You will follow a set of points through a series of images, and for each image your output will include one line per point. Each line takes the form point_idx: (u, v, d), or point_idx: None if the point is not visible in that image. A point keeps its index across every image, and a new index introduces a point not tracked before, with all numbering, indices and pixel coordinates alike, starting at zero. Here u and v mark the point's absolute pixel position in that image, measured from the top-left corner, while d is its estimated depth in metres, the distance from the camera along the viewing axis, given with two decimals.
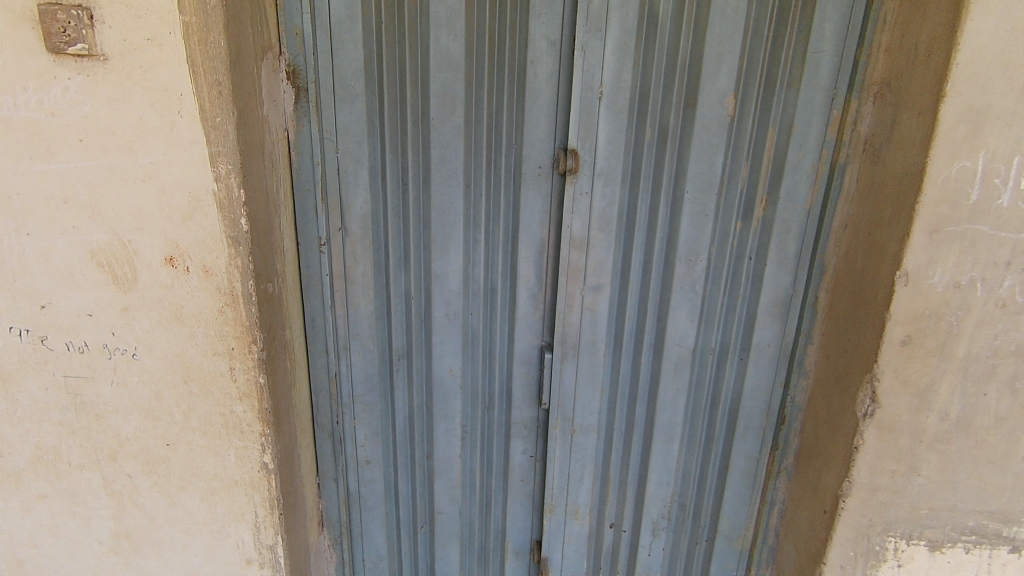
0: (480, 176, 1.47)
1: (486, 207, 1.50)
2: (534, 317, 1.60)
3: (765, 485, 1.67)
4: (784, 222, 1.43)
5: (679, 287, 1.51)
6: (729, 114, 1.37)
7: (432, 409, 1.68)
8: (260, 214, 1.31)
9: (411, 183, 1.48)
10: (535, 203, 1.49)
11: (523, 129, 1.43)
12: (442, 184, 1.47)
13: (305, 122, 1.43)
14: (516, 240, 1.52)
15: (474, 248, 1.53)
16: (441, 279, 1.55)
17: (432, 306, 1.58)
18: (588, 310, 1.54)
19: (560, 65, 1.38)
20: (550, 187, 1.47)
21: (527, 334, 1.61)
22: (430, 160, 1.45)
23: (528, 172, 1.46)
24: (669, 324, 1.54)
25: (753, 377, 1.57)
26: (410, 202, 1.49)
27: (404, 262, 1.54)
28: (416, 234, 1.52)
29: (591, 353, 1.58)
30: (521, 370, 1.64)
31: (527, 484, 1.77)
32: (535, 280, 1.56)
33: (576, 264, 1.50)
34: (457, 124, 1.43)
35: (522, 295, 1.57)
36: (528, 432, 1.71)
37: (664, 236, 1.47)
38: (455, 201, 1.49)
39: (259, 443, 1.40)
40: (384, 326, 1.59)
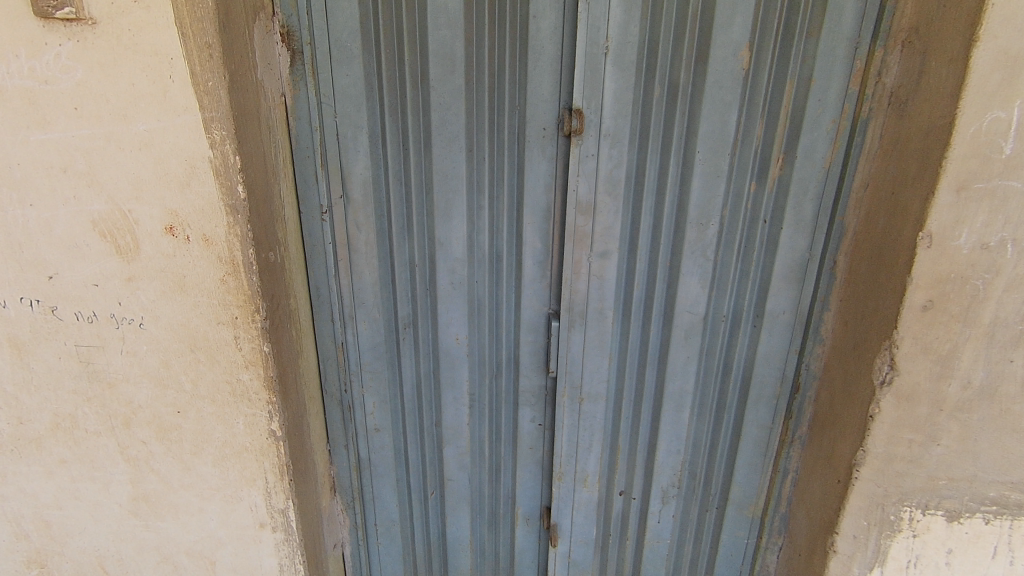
0: (482, 139, 1.42)
1: (489, 172, 1.45)
2: (541, 284, 1.56)
3: (777, 453, 1.64)
4: (802, 183, 1.36)
5: (690, 252, 1.46)
6: (743, 67, 1.29)
7: (439, 378, 1.67)
8: (258, 181, 1.29)
9: (412, 148, 1.44)
10: (541, 167, 1.44)
11: (526, 89, 1.37)
12: (443, 149, 1.43)
13: (302, 87, 1.40)
14: (521, 205, 1.48)
15: (478, 214, 1.50)
16: (446, 247, 1.53)
17: (436, 274, 1.55)
18: (595, 277, 1.50)
19: (564, 19, 1.32)
20: (555, 150, 1.42)
21: (534, 301, 1.58)
22: (431, 123, 1.41)
23: (532, 134, 1.41)
24: (679, 290, 1.50)
25: (766, 344, 1.53)
26: (411, 167, 1.45)
27: (407, 229, 1.51)
28: (418, 200, 1.48)
29: (599, 321, 1.55)
30: (528, 338, 1.63)
31: (536, 452, 1.77)
32: (541, 247, 1.52)
33: (583, 230, 1.45)
34: (458, 84, 1.38)
35: (528, 262, 1.54)
36: (536, 400, 1.70)
37: (674, 199, 1.42)
38: (457, 165, 1.45)
39: (267, 410, 1.42)
40: (389, 294, 1.58)
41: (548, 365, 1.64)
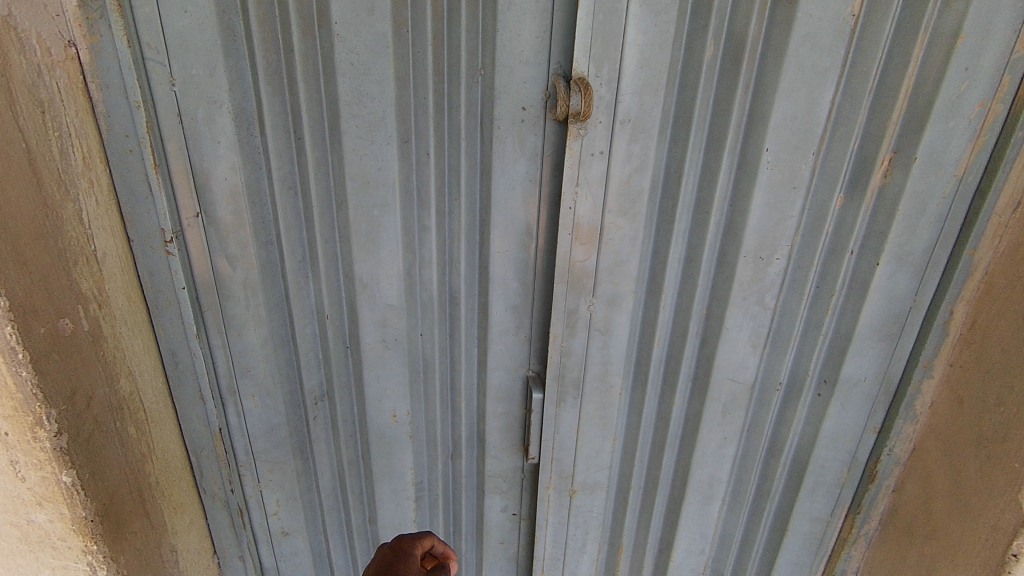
0: (425, 124, 0.90)
1: (437, 176, 0.93)
2: (516, 337, 1.07)
3: (833, 551, 1.23)
4: (918, 200, 0.89)
5: (740, 299, 0.97)
6: (851, 14, 0.79)
7: (369, 465, 1.17)
8: (19, 195, 0.69)
9: (309, 137, 0.88)
10: (518, 168, 0.93)
11: (496, 46, 0.85)
12: (360, 139, 0.89)
13: (105, 29, 0.79)
14: (487, 227, 0.97)
15: (421, 240, 0.98)
16: (372, 289, 1.00)
17: (359, 328, 1.03)
18: (599, 332, 1.01)
19: None
20: (540, 142, 0.92)
21: (506, 362, 1.09)
22: (337, 97, 0.86)
23: (503, 118, 0.89)
24: (719, 351, 1.02)
25: (835, 420, 1.09)
26: (309, 168, 0.90)
27: (308, 264, 0.98)
28: (326, 221, 0.94)
29: (601, 392, 1.07)
30: (498, 411, 1.13)
31: (508, 548, 1.31)
32: (517, 286, 1.02)
33: (582, 268, 0.95)
34: (383, 32, 0.83)
35: (497, 308, 1.03)
36: (509, 486, 1.23)
37: (722, 220, 0.92)
38: (385, 165, 0.91)
39: (85, 562, 0.87)
40: (289, 356, 1.05)
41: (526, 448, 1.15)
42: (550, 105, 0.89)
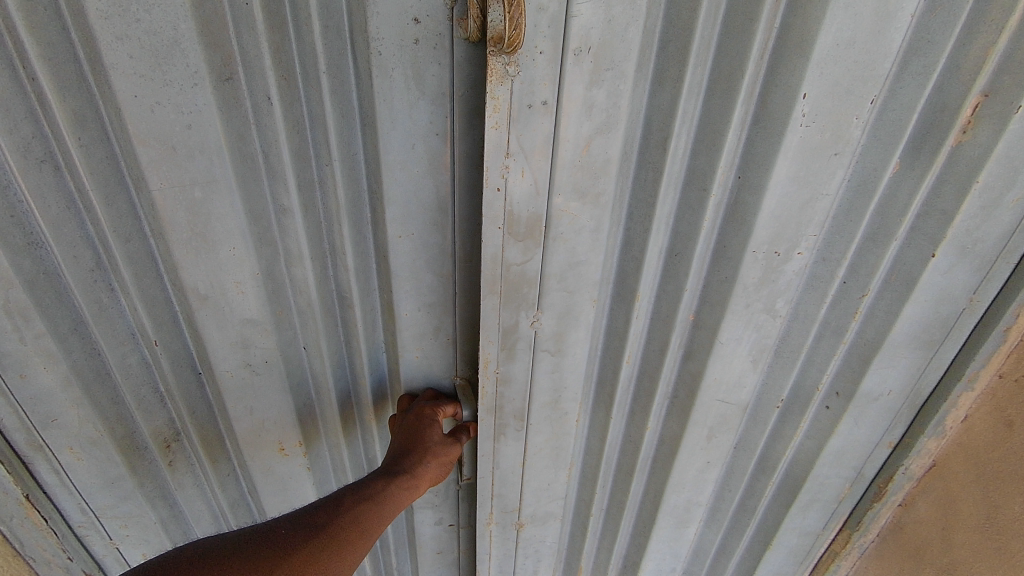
0: (256, 50, 0.56)
1: (288, 131, 0.61)
2: (435, 342, 0.80)
3: (820, 562, 1.06)
4: (1009, 166, 0.61)
5: (740, 307, 0.69)
6: None
7: (260, 501, 0.92)
8: None
9: (49, 78, 0.54)
10: (417, 116, 0.61)
11: None
12: (143, 79, 0.55)
13: None
14: (379, 202, 0.66)
15: (281, 225, 0.68)
16: (215, 301, 0.70)
17: (208, 349, 0.73)
18: (547, 353, 0.72)
19: None
20: (446, 75, 0.60)
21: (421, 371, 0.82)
22: (81, 4, 0.50)
23: (383, 36, 0.56)
24: (707, 370, 0.76)
25: (845, 437, 0.86)
26: (63, 128, 0.57)
27: (106, 269, 0.67)
28: (123, 210, 0.63)
29: (552, 422, 0.80)
30: None
31: (447, 557, 1.10)
32: (429, 281, 0.73)
33: (520, 274, 0.64)
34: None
35: (405, 310, 0.74)
36: (442, 499, 1.00)
37: (726, 201, 0.63)
38: (197, 120, 0.59)
39: None
40: (114, 392, 0.75)
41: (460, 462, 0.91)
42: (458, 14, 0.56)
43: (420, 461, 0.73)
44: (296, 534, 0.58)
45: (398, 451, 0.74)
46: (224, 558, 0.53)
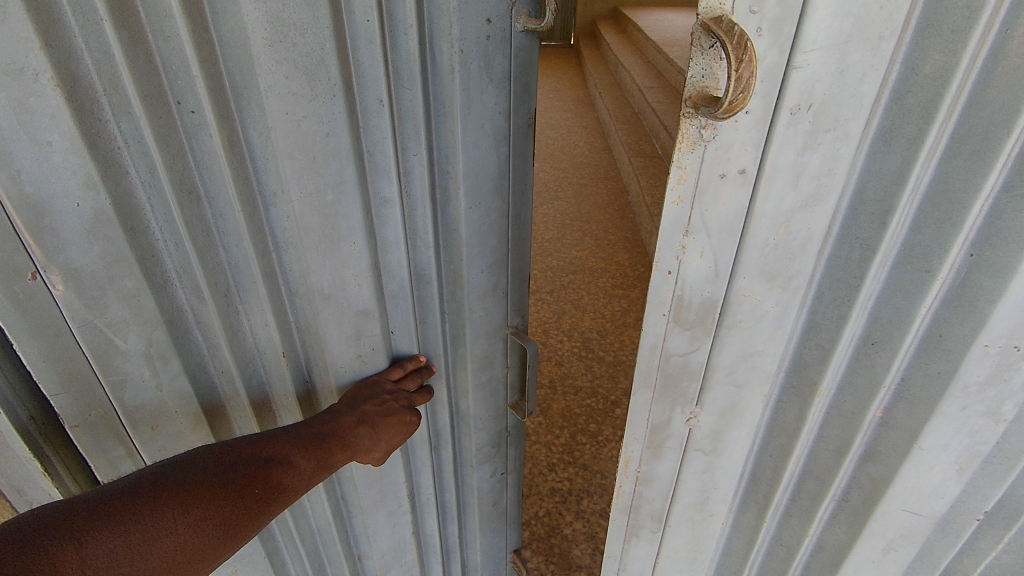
0: (368, 61, 0.65)
1: (391, 131, 0.69)
2: (494, 299, 0.87)
3: None
4: None
5: (951, 410, 0.55)
6: None
7: (354, 505, 0.93)
8: None
9: (210, 109, 0.59)
10: (485, 99, 0.71)
11: None
12: (295, 97, 0.60)
13: None
14: (452, 180, 0.74)
15: (381, 216, 0.74)
16: (336, 300, 0.74)
17: (328, 353, 0.77)
18: (700, 453, 0.61)
19: None
20: (506, 62, 0.71)
21: (487, 330, 0.89)
22: (249, 37, 0.56)
23: (463, 35, 0.65)
24: (898, 477, 0.61)
25: None
26: (220, 157, 0.62)
27: (235, 290, 0.71)
28: (252, 229, 0.67)
29: (695, 525, 0.69)
30: (482, 379, 0.93)
31: (500, 504, 1.13)
32: (493, 242, 0.81)
33: (682, 366, 0.54)
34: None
35: (472, 276, 0.82)
36: (495, 449, 1.03)
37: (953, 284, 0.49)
38: (334, 131, 0.64)
39: None
40: (229, 414, 0.79)
41: (518, 403, 0.99)
42: (516, 10, 0.68)
43: (367, 439, 0.74)
44: (254, 497, 0.62)
45: (355, 423, 0.73)
46: (137, 496, 0.55)
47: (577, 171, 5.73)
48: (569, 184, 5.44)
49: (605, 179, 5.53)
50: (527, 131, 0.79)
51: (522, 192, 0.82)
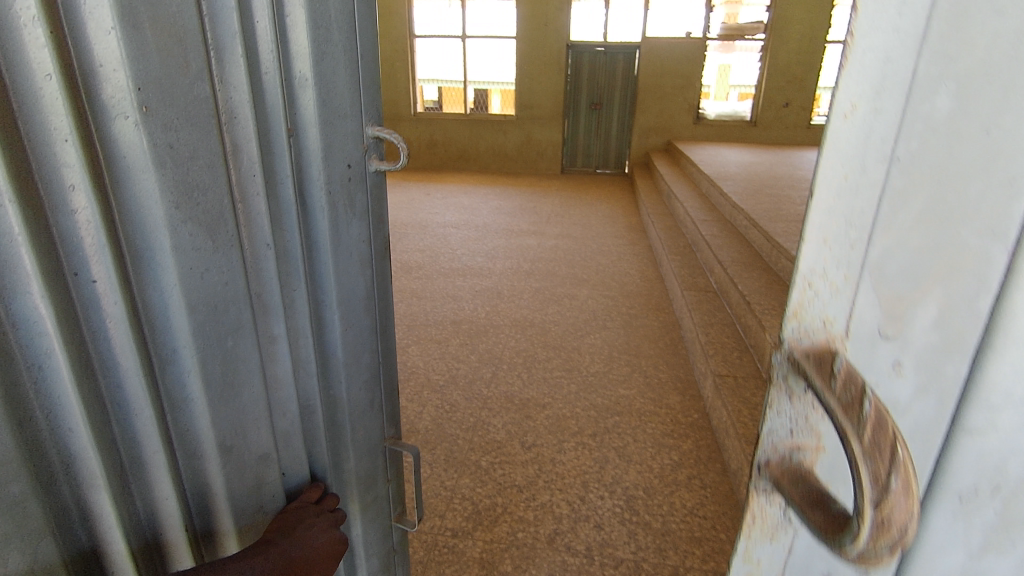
0: (256, 210, 0.98)
1: (281, 248, 1.05)
2: (364, 356, 1.24)
3: None
4: None
5: None
6: None
7: None
8: None
9: (111, 272, 0.78)
10: (351, 230, 1.14)
11: (322, 113, 1.02)
12: (197, 249, 0.86)
13: None
14: (325, 272, 1.12)
15: (262, 310, 1.03)
16: (223, 390, 0.95)
17: (199, 443, 0.95)
18: None
19: (362, 65, 1.09)
20: (365, 199, 1.16)
21: (353, 381, 1.23)
22: (161, 212, 0.80)
23: (333, 177, 1.07)
24: None
25: None
26: (118, 304, 0.80)
27: (136, 428, 0.87)
28: (147, 373, 0.87)
29: None
30: (358, 413, 1.27)
31: (387, 522, 1.45)
32: (364, 317, 1.22)
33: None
34: (249, 135, 0.93)
35: (340, 335, 1.18)
36: (366, 474, 1.33)
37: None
38: (227, 266, 0.91)
39: None
40: (95, 540, 0.85)
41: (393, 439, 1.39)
42: (370, 159, 1.15)
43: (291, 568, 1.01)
44: None
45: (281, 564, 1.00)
46: None
47: (628, 298, 5.62)
48: (618, 311, 5.32)
49: (655, 309, 5.36)
50: (386, 248, 1.28)
51: (383, 278, 1.27)
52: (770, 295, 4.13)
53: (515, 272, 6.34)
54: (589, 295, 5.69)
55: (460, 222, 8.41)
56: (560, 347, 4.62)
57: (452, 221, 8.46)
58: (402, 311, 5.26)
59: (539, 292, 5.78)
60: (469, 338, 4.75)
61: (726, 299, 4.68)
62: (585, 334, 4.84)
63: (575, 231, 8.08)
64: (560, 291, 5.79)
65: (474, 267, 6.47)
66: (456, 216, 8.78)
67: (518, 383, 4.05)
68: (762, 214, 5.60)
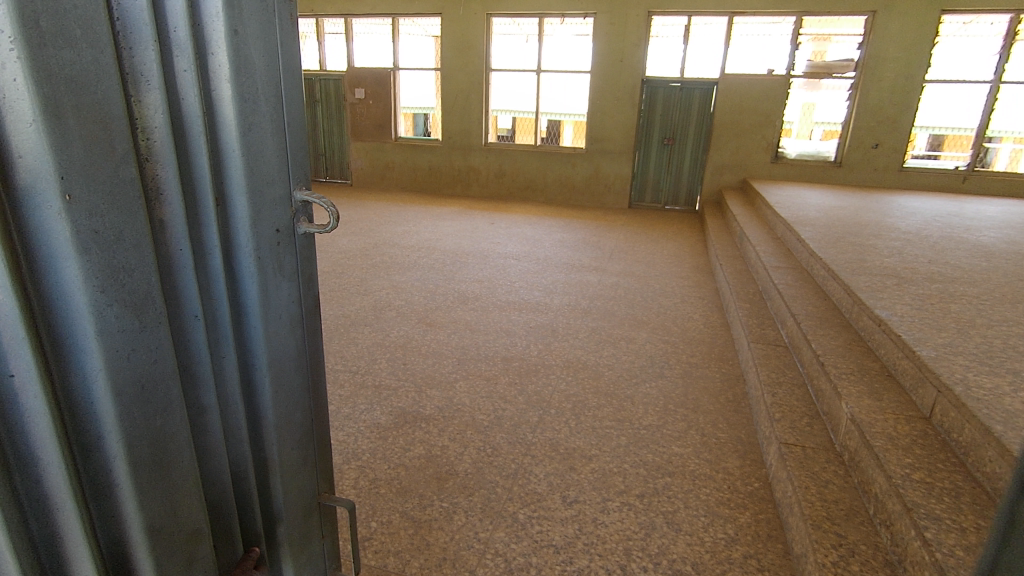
0: (183, 281, 1.06)
1: (207, 313, 1.14)
2: (287, 402, 1.36)
3: None
4: None
5: None
6: None
7: None
8: None
9: (32, 363, 0.80)
10: (280, 292, 1.28)
11: (250, 188, 1.14)
12: (123, 331, 0.89)
13: None
14: (254, 330, 1.23)
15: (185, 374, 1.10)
16: (153, 465, 0.98)
17: (127, 527, 0.96)
18: None
19: (287, 142, 1.24)
20: (295, 261, 1.31)
21: (277, 428, 1.34)
22: (87, 299, 0.83)
23: (262, 244, 1.20)
24: None
25: None
26: (40, 393, 0.81)
27: (55, 524, 0.86)
28: (68, 463, 0.87)
29: None
30: (286, 456, 1.38)
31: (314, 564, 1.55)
32: (287, 369, 1.34)
33: None
34: (176, 210, 1.02)
35: (267, 385, 1.29)
36: (293, 518, 1.44)
37: None
38: (154, 343, 0.95)
39: None
40: None
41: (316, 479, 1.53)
42: (298, 222, 1.30)
43: None
44: None
45: None
46: None
47: (689, 346, 5.34)
48: (677, 358, 5.07)
49: (719, 360, 5.05)
50: (313, 304, 1.44)
51: (306, 331, 1.41)
52: (847, 356, 3.78)
53: (573, 309, 6.20)
54: (647, 339, 5.46)
55: (522, 254, 8.40)
56: (612, 394, 4.42)
57: (514, 252, 8.45)
58: (455, 344, 5.24)
59: (595, 332, 5.61)
60: (519, 377, 4.65)
61: (797, 356, 4.33)
62: (639, 382, 4.61)
63: (638, 269, 7.86)
64: (617, 333, 5.59)
65: (531, 302, 6.40)
66: (518, 247, 8.78)
67: (565, 430, 3.89)
68: (843, 264, 5.21)
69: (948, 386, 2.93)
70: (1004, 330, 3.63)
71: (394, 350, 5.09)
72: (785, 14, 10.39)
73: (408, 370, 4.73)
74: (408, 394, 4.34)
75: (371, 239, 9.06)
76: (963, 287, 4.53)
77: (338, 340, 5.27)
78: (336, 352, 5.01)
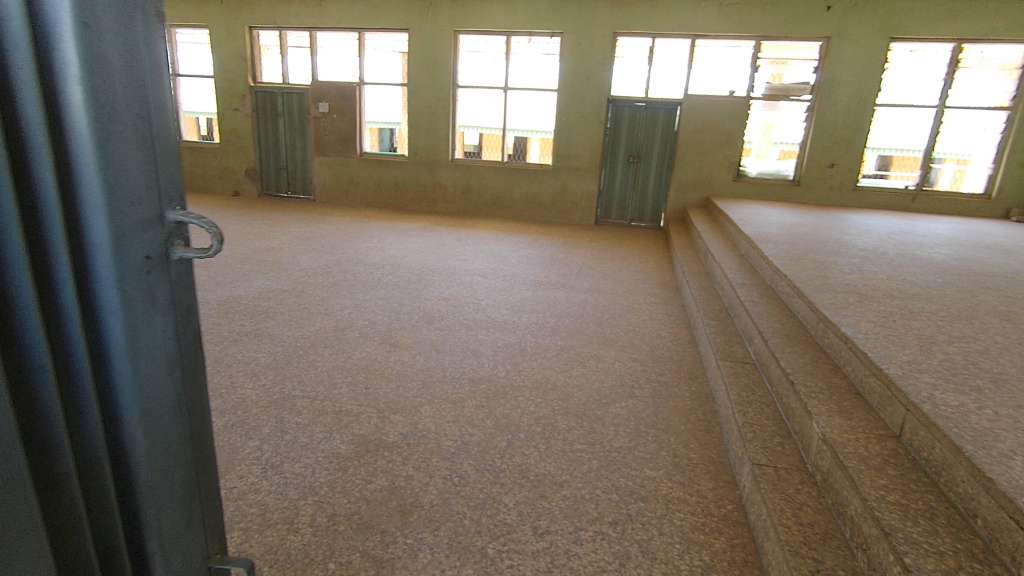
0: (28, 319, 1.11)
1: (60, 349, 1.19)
2: (162, 434, 1.41)
3: None
4: None
5: None
6: None
7: None
8: None
9: None
10: (152, 327, 1.34)
11: (111, 227, 1.20)
12: None
13: None
14: (120, 365, 1.28)
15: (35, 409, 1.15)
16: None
17: None
18: None
19: (156, 182, 1.32)
20: (167, 296, 1.37)
21: (152, 460, 1.39)
22: None
23: (126, 281, 1.25)
24: None
25: None
26: None
27: None
28: None
29: None
30: (160, 488, 1.43)
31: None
32: (161, 401, 1.40)
33: None
34: (19, 248, 1.08)
35: (138, 417, 1.34)
36: (173, 551, 1.49)
37: None
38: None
39: None
40: None
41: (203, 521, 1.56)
42: (172, 252, 1.36)
43: None
44: None
45: None
46: None
47: (658, 363, 5.29)
48: (646, 377, 5.01)
49: (688, 378, 5.02)
50: (194, 342, 1.51)
51: (183, 367, 1.46)
52: (815, 373, 3.77)
53: (541, 328, 6.10)
54: (616, 357, 5.39)
55: (489, 270, 8.28)
56: (582, 415, 4.31)
57: (480, 269, 8.33)
58: (420, 366, 5.07)
59: (564, 351, 5.51)
60: (486, 400, 4.50)
61: (766, 373, 4.32)
62: (610, 403, 4.52)
63: (606, 286, 7.83)
64: (585, 352, 5.51)
65: (498, 320, 6.27)
66: (485, 264, 8.66)
67: (535, 456, 3.76)
68: (806, 281, 5.27)
69: (917, 404, 2.94)
70: (965, 347, 3.70)
71: (356, 373, 4.88)
72: (744, 37, 10.72)
73: (371, 394, 4.53)
74: (370, 420, 4.14)
75: (333, 256, 8.79)
76: (922, 303, 4.63)
77: (296, 363, 5.03)
78: (294, 376, 4.77)
